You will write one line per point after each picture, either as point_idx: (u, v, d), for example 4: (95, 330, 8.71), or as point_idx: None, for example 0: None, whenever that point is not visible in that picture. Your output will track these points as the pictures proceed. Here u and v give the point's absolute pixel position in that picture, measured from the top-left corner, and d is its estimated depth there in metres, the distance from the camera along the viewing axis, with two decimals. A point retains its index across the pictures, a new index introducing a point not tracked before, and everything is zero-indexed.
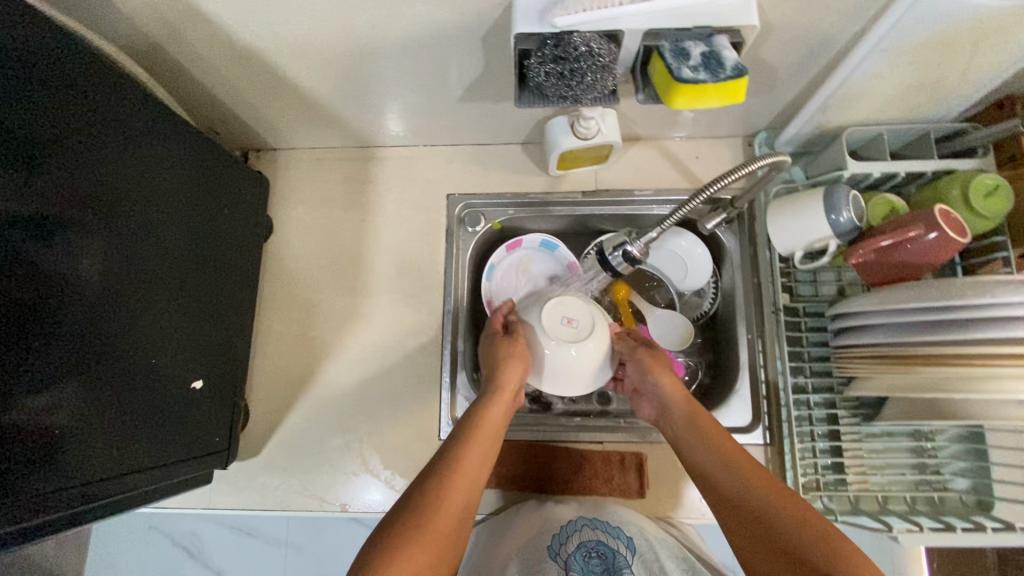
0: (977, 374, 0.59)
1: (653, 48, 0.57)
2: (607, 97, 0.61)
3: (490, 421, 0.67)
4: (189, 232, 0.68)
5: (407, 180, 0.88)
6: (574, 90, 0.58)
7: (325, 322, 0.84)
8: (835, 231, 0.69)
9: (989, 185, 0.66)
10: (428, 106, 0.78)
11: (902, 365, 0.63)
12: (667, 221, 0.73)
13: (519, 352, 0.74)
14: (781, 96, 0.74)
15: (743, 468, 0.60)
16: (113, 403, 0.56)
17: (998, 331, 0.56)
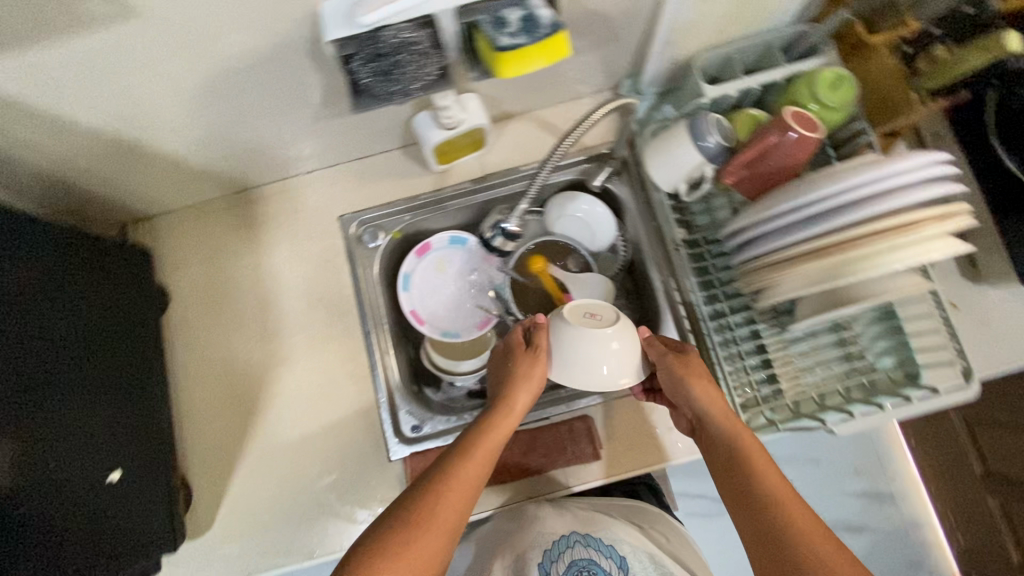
0: (877, 248, 0.60)
1: (472, 25, 0.56)
2: (439, 82, 0.60)
3: (495, 445, 0.66)
4: (65, 331, 0.62)
5: (295, 213, 0.85)
6: (401, 83, 0.57)
7: (247, 375, 0.81)
8: (707, 155, 0.71)
9: (835, 77, 0.68)
10: (291, 133, 0.76)
11: (809, 259, 0.63)
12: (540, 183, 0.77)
13: (536, 373, 0.69)
14: (628, 40, 0.75)
15: (790, 505, 0.61)
16: (20, 527, 0.51)
17: (898, 199, 0.59)
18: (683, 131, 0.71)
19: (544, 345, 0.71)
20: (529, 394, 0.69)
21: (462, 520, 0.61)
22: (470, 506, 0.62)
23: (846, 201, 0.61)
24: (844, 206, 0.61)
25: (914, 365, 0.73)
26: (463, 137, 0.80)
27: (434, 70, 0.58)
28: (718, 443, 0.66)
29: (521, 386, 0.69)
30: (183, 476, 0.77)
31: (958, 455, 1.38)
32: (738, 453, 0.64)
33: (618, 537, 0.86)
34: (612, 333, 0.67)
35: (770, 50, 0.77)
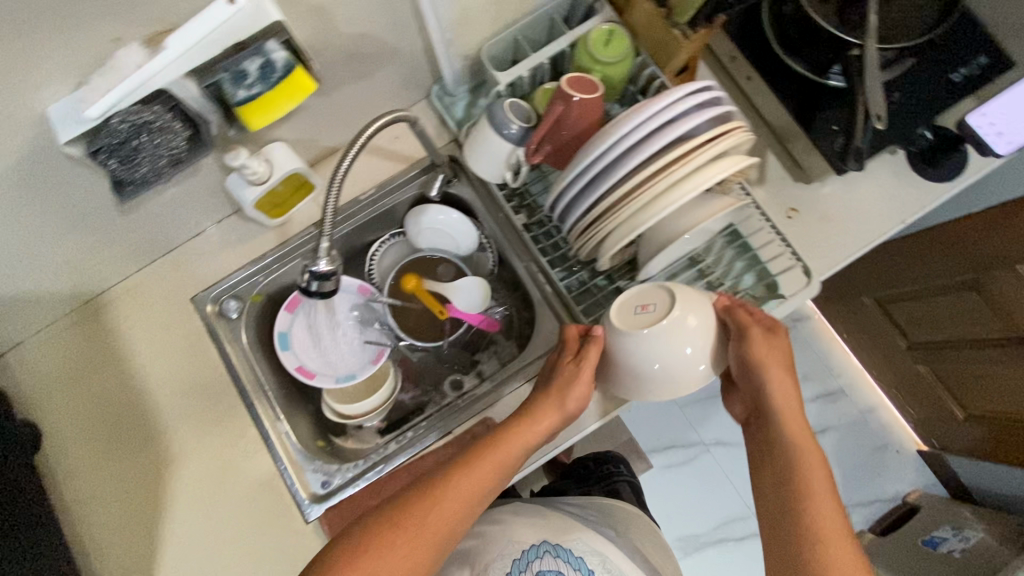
0: (679, 176, 0.62)
1: (216, 86, 0.56)
2: (193, 151, 0.61)
3: (506, 456, 0.65)
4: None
5: (147, 308, 0.83)
6: (149, 164, 0.58)
7: (143, 483, 0.79)
8: (513, 141, 0.72)
9: (606, 34, 0.70)
10: (104, 235, 0.73)
11: (625, 202, 0.64)
12: (330, 218, 0.60)
13: (580, 376, 0.67)
14: (411, 51, 0.75)
15: (823, 516, 0.59)
16: None
17: (687, 126, 0.62)
18: (485, 122, 0.72)
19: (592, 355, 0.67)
20: (556, 410, 0.67)
21: (458, 524, 0.61)
22: (466, 516, 0.62)
23: (643, 132, 0.61)
24: (645, 138, 0.62)
25: (769, 276, 0.76)
26: (284, 186, 0.79)
27: (186, 137, 0.58)
28: (777, 440, 0.64)
29: (557, 390, 0.68)
30: None
31: (883, 336, 1.43)
32: (795, 456, 0.62)
33: (587, 549, 0.87)
34: (680, 315, 0.64)
35: (551, 22, 0.79)
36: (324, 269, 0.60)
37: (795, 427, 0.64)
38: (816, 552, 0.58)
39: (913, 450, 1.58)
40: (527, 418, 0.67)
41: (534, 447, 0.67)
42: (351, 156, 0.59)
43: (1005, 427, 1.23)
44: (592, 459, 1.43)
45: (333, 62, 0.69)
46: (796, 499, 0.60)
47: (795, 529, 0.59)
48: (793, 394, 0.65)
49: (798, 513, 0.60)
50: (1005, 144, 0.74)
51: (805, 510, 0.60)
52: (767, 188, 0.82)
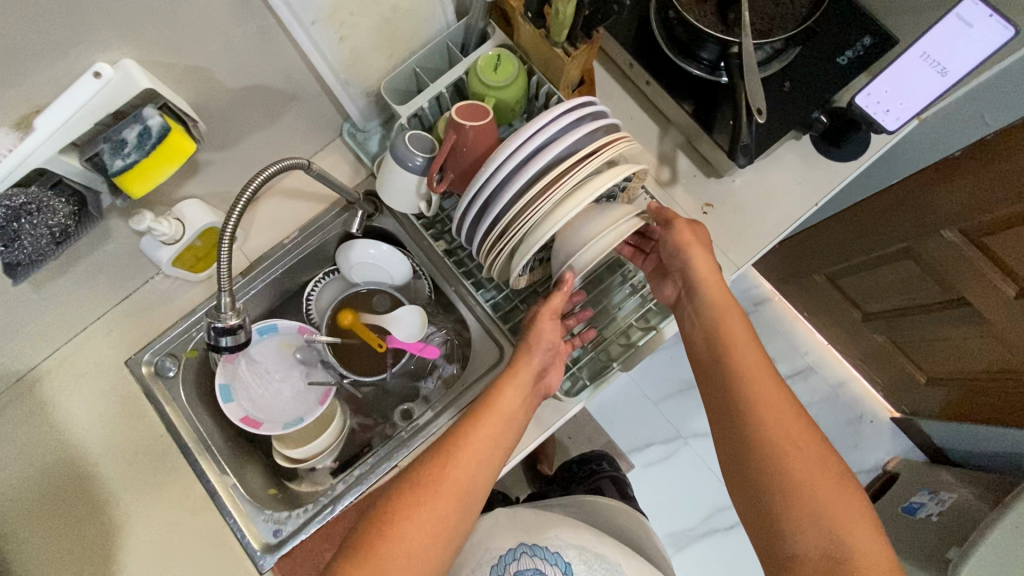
0: (573, 184, 0.64)
1: (96, 158, 0.57)
2: (82, 224, 0.61)
3: (507, 404, 0.68)
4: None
5: (82, 378, 0.83)
6: (38, 245, 0.57)
7: (90, 557, 0.77)
8: (418, 174, 0.73)
9: (495, 60, 0.72)
10: (22, 313, 0.73)
11: (526, 215, 0.65)
12: (226, 273, 0.59)
13: (546, 331, 0.72)
14: (310, 95, 0.77)
15: (752, 368, 0.64)
16: None
17: (574, 136, 0.63)
18: (389, 157, 0.73)
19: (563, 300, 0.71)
20: (535, 355, 0.70)
21: (475, 480, 0.64)
22: (485, 465, 0.65)
23: (532, 145, 0.63)
24: (528, 156, 0.64)
25: None
26: (202, 240, 0.80)
27: (70, 214, 0.58)
28: (705, 318, 0.68)
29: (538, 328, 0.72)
30: None
31: (838, 310, 1.45)
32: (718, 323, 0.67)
33: (564, 543, 0.84)
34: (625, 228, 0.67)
35: (446, 52, 0.80)
36: (230, 323, 0.60)
37: (720, 295, 0.68)
38: (752, 403, 0.62)
39: (886, 418, 1.60)
40: (515, 366, 0.70)
41: (531, 389, 0.71)
42: (242, 208, 0.59)
43: (963, 384, 1.24)
44: (574, 462, 1.41)
45: (226, 116, 0.70)
46: (727, 361, 0.65)
47: (731, 395, 0.64)
48: (716, 270, 0.69)
49: (730, 373, 0.64)
50: (893, 120, 0.76)
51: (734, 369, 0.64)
52: (679, 186, 0.84)
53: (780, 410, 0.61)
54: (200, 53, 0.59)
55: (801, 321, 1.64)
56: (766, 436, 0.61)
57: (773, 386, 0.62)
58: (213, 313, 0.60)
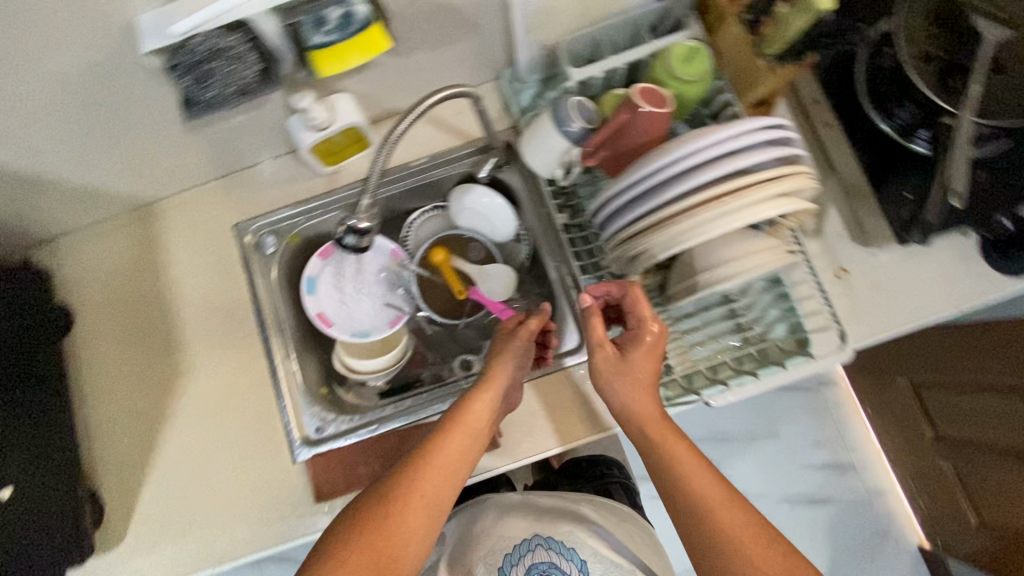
0: (736, 207, 0.60)
1: (296, 28, 0.57)
2: (261, 84, 0.62)
3: (475, 418, 0.67)
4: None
5: (192, 225, 0.87)
6: (220, 88, 0.59)
7: (152, 387, 0.83)
8: (571, 140, 0.71)
9: (689, 50, 0.68)
10: (165, 147, 0.76)
11: (673, 219, 0.63)
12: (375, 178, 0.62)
13: (510, 356, 0.71)
14: (490, 30, 0.75)
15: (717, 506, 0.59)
16: None
17: (755, 158, 0.60)
18: (547, 116, 0.71)
19: (504, 367, 0.70)
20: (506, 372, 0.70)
21: (444, 495, 0.64)
22: (452, 478, 0.64)
23: (709, 152, 0.61)
24: (675, 178, 0.62)
25: (803, 331, 0.73)
26: (344, 136, 0.80)
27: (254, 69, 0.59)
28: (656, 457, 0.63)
29: (502, 357, 0.71)
30: (96, 489, 0.79)
31: (908, 420, 1.36)
32: (675, 468, 0.62)
33: (580, 542, 0.84)
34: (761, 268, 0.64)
35: (635, 30, 0.77)
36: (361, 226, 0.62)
37: (657, 427, 0.64)
38: (729, 550, 0.58)
39: (913, 545, 1.50)
40: (484, 383, 0.70)
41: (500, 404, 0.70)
42: (409, 123, 0.61)
43: (1012, 544, 1.15)
44: (584, 457, 1.39)
45: (411, 25, 0.69)
46: (688, 505, 0.60)
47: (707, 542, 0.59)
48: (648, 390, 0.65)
49: (705, 523, 0.59)
50: None
51: (695, 510, 0.60)
52: (821, 242, 0.79)
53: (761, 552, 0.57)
54: None
55: (859, 415, 1.56)
56: None
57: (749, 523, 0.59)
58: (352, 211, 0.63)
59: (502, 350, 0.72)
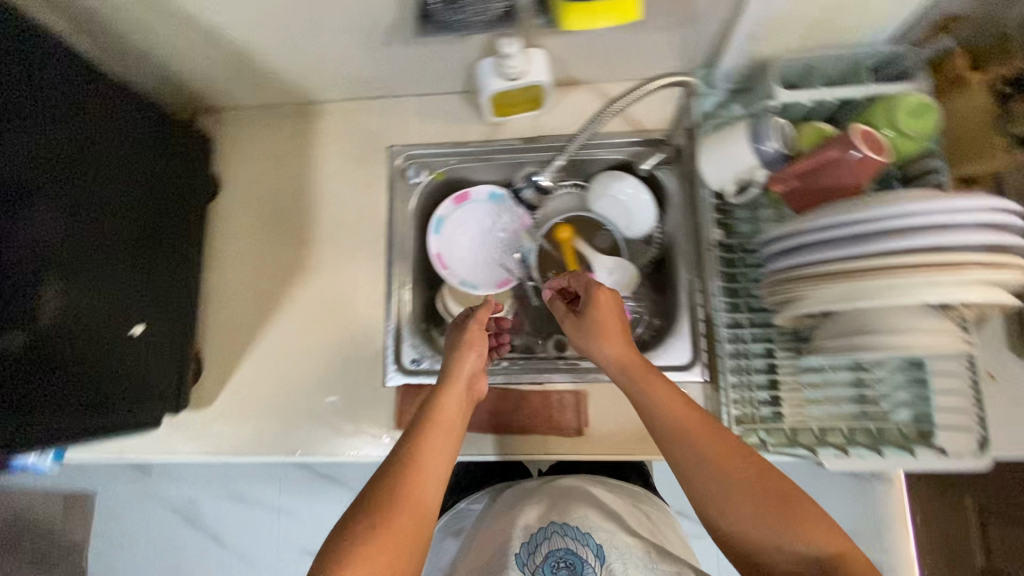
0: (936, 279, 0.55)
1: None
2: (500, 20, 0.66)
3: (450, 413, 0.64)
4: (86, 195, 0.63)
5: (349, 134, 0.89)
6: (463, 14, 0.65)
7: (272, 273, 0.86)
8: (762, 160, 0.69)
9: (919, 105, 0.64)
10: (358, 54, 0.77)
11: (848, 274, 0.60)
12: (572, 147, 0.78)
13: (477, 341, 0.71)
14: (710, 27, 0.72)
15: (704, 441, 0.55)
16: (63, 346, 0.60)
17: (971, 236, 0.55)
18: (741, 131, 0.69)
19: (468, 358, 0.69)
20: (473, 365, 0.69)
21: (434, 499, 0.57)
22: (438, 477, 0.58)
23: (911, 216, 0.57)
24: (877, 234, 0.59)
25: (929, 425, 0.70)
26: (524, 92, 0.80)
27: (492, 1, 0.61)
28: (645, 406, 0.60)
29: (461, 351, 0.70)
30: (200, 350, 0.84)
31: None
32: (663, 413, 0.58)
33: (596, 525, 0.77)
34: (931, 348, 0.60)
35: (857, 66, 0.73)
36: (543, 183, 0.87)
37: (643, 375, 0.61)
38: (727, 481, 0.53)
39: None
40: (448, 380, 0.67)
41: (469, 400, 0.68)
42: (614, 105, 0.74)
43: None
44: None
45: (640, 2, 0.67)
46: (683, 447, 0.56)
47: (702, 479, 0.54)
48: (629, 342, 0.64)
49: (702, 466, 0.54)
50: None
51: (687, 448, 0.56)
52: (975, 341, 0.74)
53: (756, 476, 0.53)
54: None
55: None
56: (760, 516, 0.52)
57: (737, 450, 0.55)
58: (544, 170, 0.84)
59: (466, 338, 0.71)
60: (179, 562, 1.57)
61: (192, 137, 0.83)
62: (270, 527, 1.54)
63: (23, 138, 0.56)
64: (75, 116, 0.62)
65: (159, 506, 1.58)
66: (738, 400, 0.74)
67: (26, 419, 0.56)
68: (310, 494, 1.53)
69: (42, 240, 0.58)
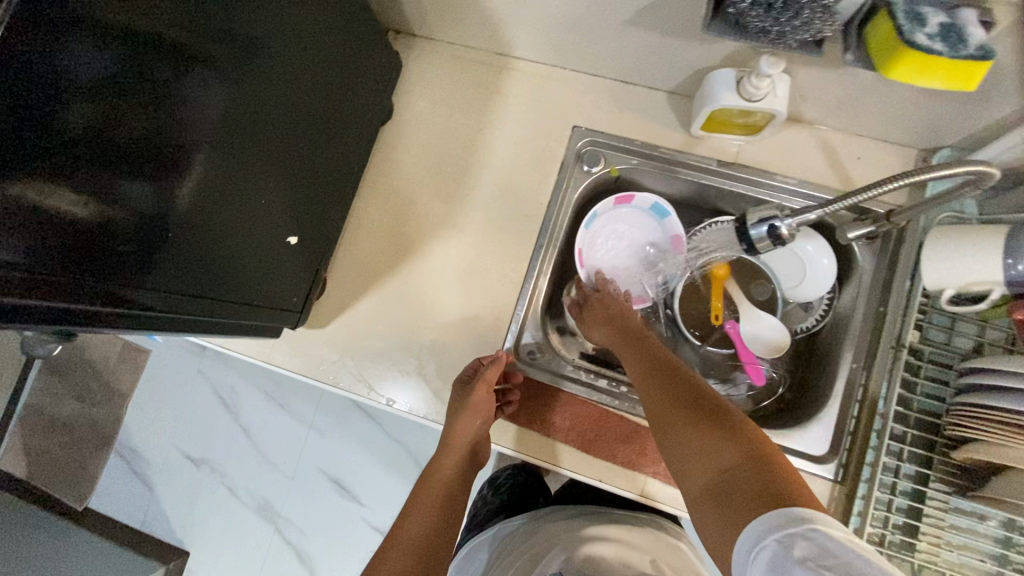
0: None
1: (907, 12, 0.47)
2: (811, 48, 0.53)
3: (444, 473, 0.80)
4: (275, 74, 0.59)
5: (535, 100, 0.83)
6: (781, 26, 0.50)
7: (417, 218, 0.82)
8: (1006, 278, 0.61)
9: None
10: (587, 22, 0.71)
11: None
12: (834, 205, 0.59)
13: (483, 406, 0.74)
14: (994, 108, 0.62)
15: (661, 367, 0.62)
16: (219, 229, 0.57)
17: None
18: (989, 238, 0.62)
19: (469, 424, 0.76)
20: (470, 433, 0.77)
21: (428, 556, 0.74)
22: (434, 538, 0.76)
23: None
24: None
25: None
26: (747, 115, 0.71)
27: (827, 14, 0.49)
28: (633, 355, 0.67)
29: (464, 416, 0.75)
30: (327, 273, 0.82)
31: None
32: (639, 359, 0.65)
33: None
34: None
35: None
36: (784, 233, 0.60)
37: (631, 338, 0.70)
38: (674, 393, 0.57)
39: None
40: (448, 443, 0.78)
41: (467, 458, 0.81)
42: (873, 190, 0.56)
43: None
44: None
45: None
46: (648, 376, 0.62)
47: (657, 392, 0.59)
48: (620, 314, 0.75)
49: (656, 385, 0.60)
50: None
51: (652, 377, 0.61)
52: None
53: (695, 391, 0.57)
54: None
55: None
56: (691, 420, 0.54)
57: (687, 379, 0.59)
58: (784, 213, 0.60)
59: (468, 403, 0.73)
60: (207, 440, 1.57)
61: (379, 45, 0.78)
62: (299, 441, 1.52)
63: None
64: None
65: (201, 386, 1.59)
66: (872, 515, 0.66)
67: (186, 298, 0.55)
68: (346, 425, 1.51)
69: (228, 111, 0.54)
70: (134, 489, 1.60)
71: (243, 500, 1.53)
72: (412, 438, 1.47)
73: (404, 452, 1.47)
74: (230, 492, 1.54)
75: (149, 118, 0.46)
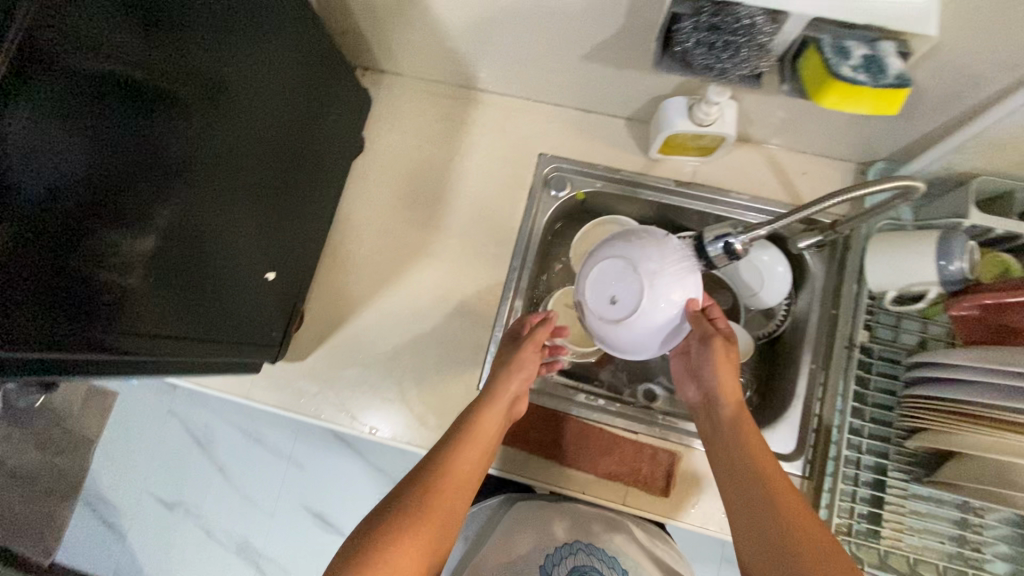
0: None
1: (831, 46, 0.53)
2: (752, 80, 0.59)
3: (486, 428, 0.69)
4: (246, 117, 0.60)
5: (502, 129, 0.87)
6: (723, 63, 0.56)
7: (393, 247, 0.84)
8: (941, 278, 0.67)
9: None
10: (547, 58, 0.75)
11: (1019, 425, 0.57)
12: (782, 221, 0.63)
13: (528, 369, 0.73)
14: (918, 125, 0.69)
15: (776, 492, 0.59)
16: (194, 272, 0.57)
17: None
18: (921, 243, 0.68)
19: (511, 385, 0.71)
20: (507, 395, 0.71)
21: (449, 518, 0.65)
22: (463, 497, 0.67)
23: None
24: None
25: None
26: (699, 139, 0.77)
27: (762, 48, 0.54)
28: (738, 456, 0.64)
29: (505, 380, 0.72)
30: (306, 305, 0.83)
31: None
32: (749, 464, 0.62)
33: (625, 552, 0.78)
34: None
35: None
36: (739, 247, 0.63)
37: (745, 432, 0.65)
38: (786, 532, 0.56)
39: None
40: (492, 399, 0.70)
41: (507, 416, 0.72)
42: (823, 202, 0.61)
43: None
44: None
45: None
46: (758, 496, 0.59)
47: (766, 522, 0.57)
48: (733, 386, 0.68)
49: (768, 513, 0.58)
50: None
51: (761, 499, 0.59)
52: None
53: (810, 537, 0.55)
54: (952, 33, 0.55)
55: None
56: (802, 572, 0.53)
57: (806, 518, 0.56)
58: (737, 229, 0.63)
59: (513, 361, 0.73)
60: (180, 481, 1.52)
61: (348, 82, 0.81)
62: (278, 476, 1.49)
63: (195, 45, 0.51)
64: (255, 33, 0.59)
65: (173, 428, 1.53)
66: (839, 506, 0.70)
67: (163, 343, 0.55)
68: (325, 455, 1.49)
69: (200, 157, 0.54)
70: (103, 539, 1.53)
71: (221, 541, 1.49)
72: (394, 464, 1.47)
73: (387, 480, 1.46)
74: (206, 534, 1.49)
75: (115, 171, 0.45)
